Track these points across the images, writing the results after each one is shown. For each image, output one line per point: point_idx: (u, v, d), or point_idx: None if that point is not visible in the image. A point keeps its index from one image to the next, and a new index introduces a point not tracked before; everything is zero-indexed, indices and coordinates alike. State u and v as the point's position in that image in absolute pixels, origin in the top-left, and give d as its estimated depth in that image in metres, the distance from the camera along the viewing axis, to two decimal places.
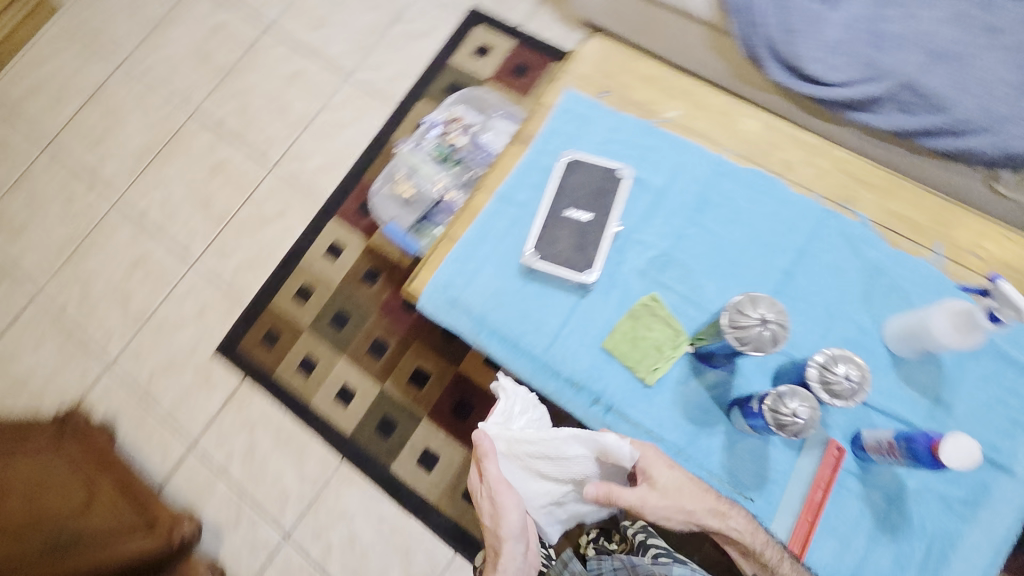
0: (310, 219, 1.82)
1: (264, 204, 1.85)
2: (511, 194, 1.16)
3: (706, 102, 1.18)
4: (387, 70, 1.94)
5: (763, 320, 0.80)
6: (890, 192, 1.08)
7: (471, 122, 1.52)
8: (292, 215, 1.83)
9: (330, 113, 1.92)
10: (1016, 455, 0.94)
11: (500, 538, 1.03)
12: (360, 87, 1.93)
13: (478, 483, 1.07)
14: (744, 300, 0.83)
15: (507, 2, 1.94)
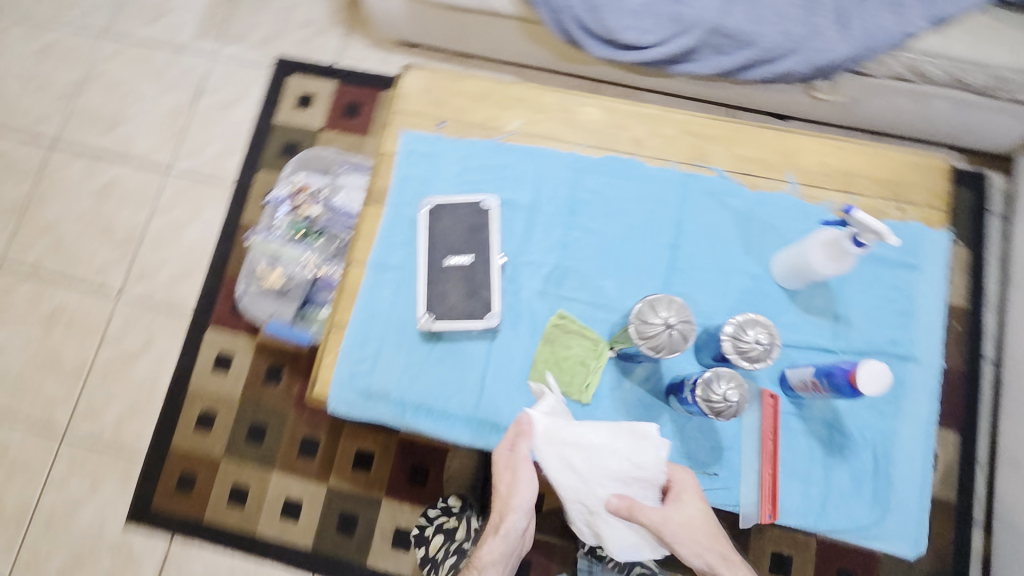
0: (182, 338, 1.62)
1: (123, 340, 1.63)
2: (385, 260, 1.10)
3: (542, 103, 1.16)
4: (209, 151, 1.75)
5: (668, 324, 0.78)
6: (735, 139, 1.12)
7: (318, 187, 1.39)
8: (160, 341, 1.62)
9: (162, 217, 1.71)
10: (914, 342, 1.03)
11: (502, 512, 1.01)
12: (185, 178, 1.73)
13: (501, 458, 0.96)
14: (645, 306, 0.81)
15: (312, 42, 1.80)
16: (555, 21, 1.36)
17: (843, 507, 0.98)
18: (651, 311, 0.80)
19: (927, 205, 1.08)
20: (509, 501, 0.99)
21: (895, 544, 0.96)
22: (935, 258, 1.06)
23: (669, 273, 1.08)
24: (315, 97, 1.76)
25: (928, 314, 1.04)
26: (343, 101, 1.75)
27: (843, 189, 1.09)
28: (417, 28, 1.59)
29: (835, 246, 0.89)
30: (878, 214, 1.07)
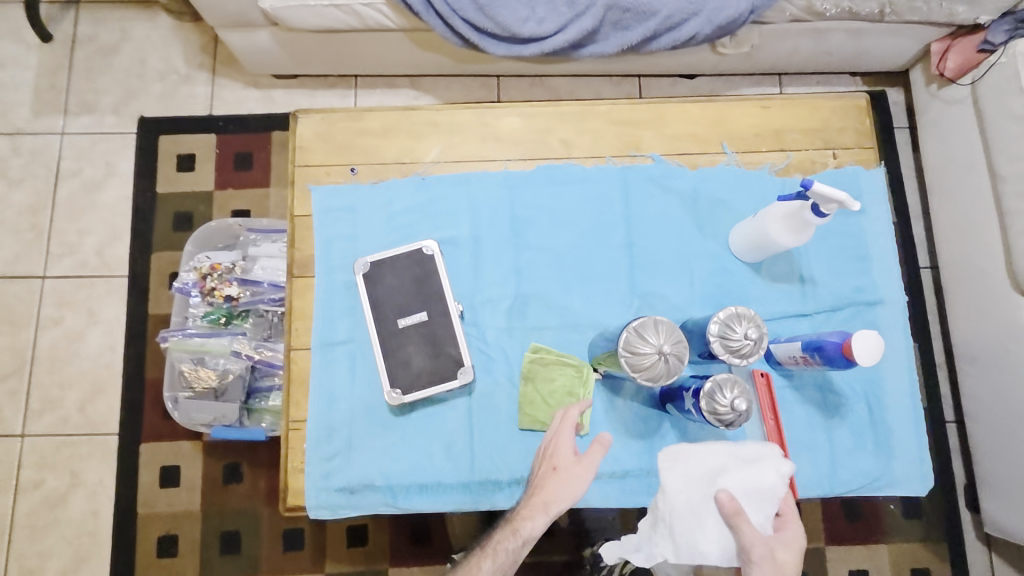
0: (115, 461, 1.42)
1: (45, 482, 1.41)
2: (329, 338, 0.98)
3: (456, 124, 1.05)
4: (86, 243, 1.51)
5: (662, 351, 0.73)
6: (664, 119, 1.07)
7: (228, 263, 1.21)
8: (90, 471, 1.42)
9: (50, 331, 1.47)
10: (877, 284, 1.03)
11: (551, 494, 0.78)
12: (66, 281, 1.49)
13: (561, 432, 0.83)
14: (632, 335, 0.74)
15: (173, 93, 1.57)
16: (447, 24, 1.23)
17: (852, 463, 0.98)
18: (639, 340, 0.74)
19: (858, 146, 1.07)
20: (564, 488, 0.77)
21: (905, 486, 0.98)
22: (877, 195, 1.06)
23: (633, 274, 1.02)
24: (195, 155, 1.54)
25: (884, 253, 1.04)
26: (228, 153, 1.53)
27: (778, 148, 1.07)
28: (295, 57, 1.41)
29: (797, 219, 0.85)
30: (817, 166, 1.06)
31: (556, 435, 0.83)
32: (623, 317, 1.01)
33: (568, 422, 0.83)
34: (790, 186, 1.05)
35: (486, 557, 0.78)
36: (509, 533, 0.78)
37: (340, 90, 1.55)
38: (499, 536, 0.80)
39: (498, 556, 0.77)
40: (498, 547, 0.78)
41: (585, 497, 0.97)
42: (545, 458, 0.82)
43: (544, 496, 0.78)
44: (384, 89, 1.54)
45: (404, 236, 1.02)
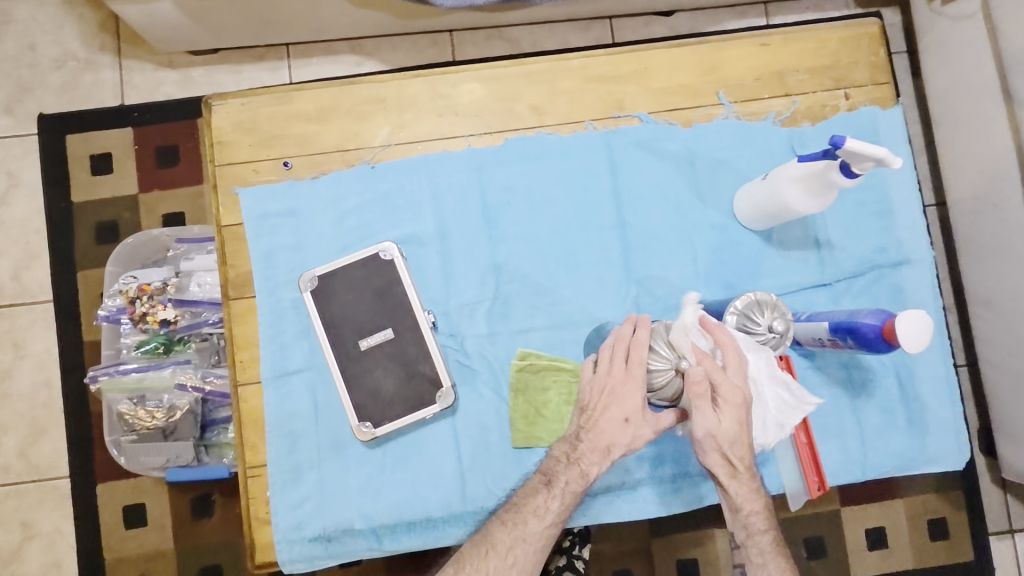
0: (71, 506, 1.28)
1: None
2: (282, 368, 0.83)
3: (406, 96, 0.88)
4: None
5: (679, 365, 0.67)
6: (650, 69, 0.90)
7: (159, 282, 1.04)
8: (44, 520, 1.28)
9: None
10: (902, 242, 0.91)
11: (617, 437, 0.71)
12: None
13: (628, 373, 0.70)
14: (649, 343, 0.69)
15: (71, 81, 1.33)
16: None
17: (883, 444, 0.89)
18: (654, 350, 0.69)
19: (871, 83, 0.93)
20: (635, 439, 0.71)
21: (940, 463, 0.89)
22: (896, 138, 0.92)
23: (628, 257, 0.89)
24: (111, 154, 1.32)
25: (907, 204, 0.91)
26: (149, 149, 1.32)
27: (782, 93, 0.92)
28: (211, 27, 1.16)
29: (819, 181, 0.71)
30: (828, 111, 0.92)
31: (620, 377, 0.70)
32: (620, 308, 0.87)
33: (638, 367, 0.69)
34: (798, 138, 0.91)
35: (554, 493, 0.74)
36: (574, 469, 0.74)
37: (270, 61, 1.33)
38: (554, 473, 0.75)
39: (567, 494, 0.74)
40: (563, 480, 0.74)
41: (593, 514, 0.86)
42: (607, 400, 0.71)
43: (610, 442, 0.71)
44: (321, 56, 1.32)
45: (356, 238, 0.86)
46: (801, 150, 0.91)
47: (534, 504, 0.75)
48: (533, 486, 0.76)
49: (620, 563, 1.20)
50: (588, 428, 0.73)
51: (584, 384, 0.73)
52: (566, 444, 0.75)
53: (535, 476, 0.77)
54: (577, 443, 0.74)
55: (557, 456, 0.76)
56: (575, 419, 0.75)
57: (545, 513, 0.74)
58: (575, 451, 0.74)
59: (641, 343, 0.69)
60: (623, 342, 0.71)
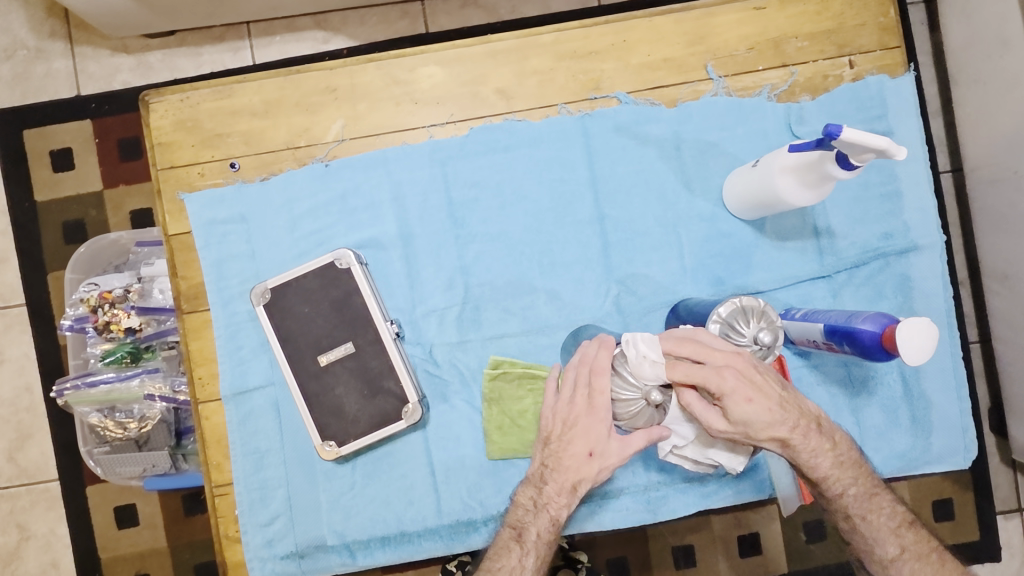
0: (53, 523, 1.20)
1: None
2: (242, 384, 0.79)
3: (359, 85, 0.80)
4: None
5: (648, 394, 0.60)
6: (629, 42, 0.81)
7: (121, 289, 0.98)
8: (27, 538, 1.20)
9: None
10: (911, 227, 0.83)
11: (582, 473, 0.67)
12: None
13: (584, 405, 0.64)
14: (612, 368, 0.62)
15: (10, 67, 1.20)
16: None
17: (883, 445, 0.84)
18: (620, 377, 0.62)
19: (879, 47, 0.83)
20: (600, 473, 0.66)
21: (946, 462, 0.84)
22: (906, 109, 0.83)
23: (607, 254, 0.82)
24: (71, 149, 1.20)
25: (916, 182, 0.83)
26: (110, 142, 1.19)
27: (779, 64, 0.82)
28: (159, 10, 1.03)
29: (814, 172, 0.64)
30: (829, 82, 0.83)
31: (581, 407, 0.65)
32: (600, 310, 0.81)
33: (600, 396, 0.63)
34: (797, 115, 0.82)
35: (528, 548, 0.69)
36: (543, 516, 0.69)
37: (230, 42, 1.20)
38: (525, 520, 0.70)
39: (540, 546, 0.69)
40: (534, 531, 0.69)
41: (576, 524, 0.82)
42: (567, 433, 0.66)
43: (575, 480, 0.67)
44: (284, 34, 1.19)
45: (313, 244, 0.80)
46: (799, 128, 0.82)
47: (508, 566, 0.68)
48: (504, 544, 0.69)
49: (617, 552, 1.10)
50: (552, 467, 0.69)
51: (546, 410, 0.69)
52: (532, 487, 0.71)
53: (504, 530, 0.71)
54: (543, 484, 0.70)
55: (524, 505, 0.71)
56: (539, 454, 0.70)
57: (522, 572, 0.68)
58: (542, 494, 0.70)
59: (603, 368, 0.62)
60: (586, 366, 0.64)
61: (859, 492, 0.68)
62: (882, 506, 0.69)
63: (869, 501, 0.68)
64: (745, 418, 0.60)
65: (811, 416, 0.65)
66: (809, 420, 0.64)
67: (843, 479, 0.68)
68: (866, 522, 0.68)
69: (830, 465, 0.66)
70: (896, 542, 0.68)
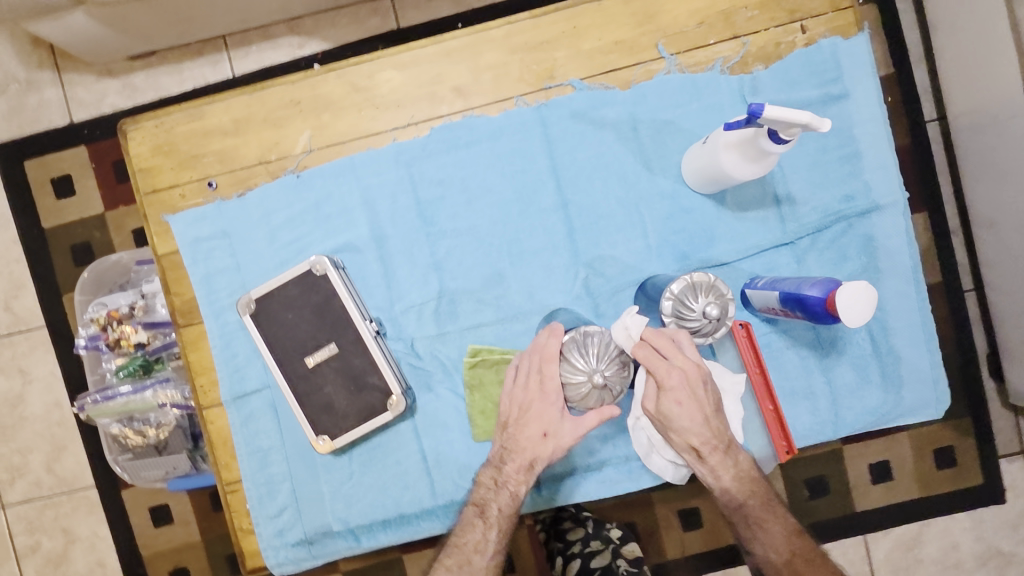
0: (95, 526, 1.29)
1: (33, 559, 1.30)
2: (241, 389, 0.85)
3: (322, 95, 0.83)
4: None
5: (593, 376, 0.67)
6: (580, 28, 0.82)
7: (127, 307, 1.05)
8: (73, 540, 1.30)
9: None
10: (871, 188, 0.84)
11: (538, 452, 0.74)
12: None
13: (535, 392, 0.72)
14: (562, 354, 0.69)
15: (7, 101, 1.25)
16: None
17: (856, 402, 0.86)
18: (569, 362, 0.68)
19: (831, 9, 0.82)
20: (555, 451, 0.73)
21: (919, 414, 0.86)
22: (861, 70, 0.83)
23: (573, 239, 0.85)
24: (71, 175, 1.25)
25: (876, 143, 0.83)
26: (106, 165, 1.25)
27: (730, 36, 0.83)
28: (134, 33, 1.06)
29: (752, 148, 0.66)
30: (782, 49, 0.83)
31: (535, 392, 0.72)
32: (570, 293, 0.85)
33: (551, 381, 0.70)
34: (750, 86, 0.83)
35: (489, 523, 0.77)
36: (504, 494, 0.77)
37: (209, 56, 1.23)
38: (488, 498, 0.77)
39: (500, 521, 0.76)
40: (495, 507, 0.77)
41: (562, 496, 0.86)
42: (524, 417, 0.74)
43: (532, 458, 0.74)
44: (260, 43, 1.21)
45: (293, 253, 0.85)
46: (753, 98, 0.83)
47: (473, 541, 0.76)
48: (468, 521, 0.77)
49: (625, 518, 1.14)
50: (510, 449, 0.76)
51: (504, 397, 0.76)
52: (492, 468, 0.78)
53: (468, 507, 0.78)
54: (502, 464, 0.76)
55: (485, 484, 0.78)
56: (498, 437, 0.77)
57: (486, 545, 0.76)
58: (502, 473, 0.76)
59: (553, 354, 0.70)
60: (538, 353, 0.71)
61: (758, 501, 0.78)
62: (779, 515, 0.78)
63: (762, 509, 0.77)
64: (670, 412, 0.72)
65: (725, 438, 0.75)
66: (720, 439, 0.75)
67: (742, 491, 0.77)
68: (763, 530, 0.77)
69: (730, 477, 0.76)
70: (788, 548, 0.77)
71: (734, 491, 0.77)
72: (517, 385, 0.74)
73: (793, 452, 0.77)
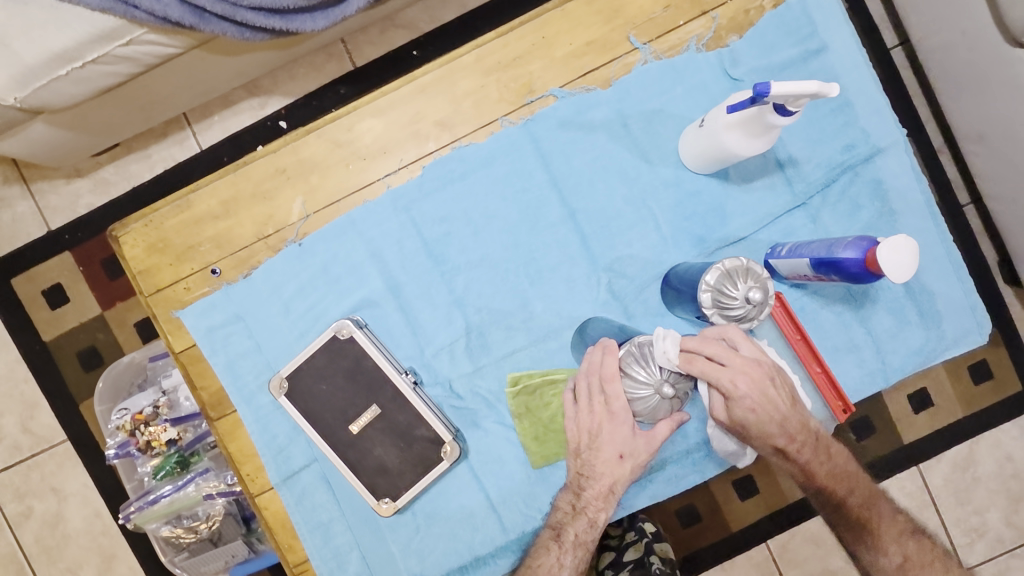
0: None
1: None
2: (289, 469, 0.83)
3: (306, 158, 0.81)
4: None
5: (660, 388, 0.67)
6: (549, 37, 0.81)
7: (149, 407, 1.02)
8: None
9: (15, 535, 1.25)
10: (869, 133, 0.83)
11: (616, 476, 0.75)
12: None
13: (598, 411, 0.73)
14: (621, 371, 0.69)
15: None
16: (238, 21, 0.83)
17: (900, 345, 0.86)
18: (630, 377, 0.69)
19: None
20: (633, 471, 0.74)
21: (964, 343, 0.86)
22: (833, 20, 0.83)
23: (588, 246, 0.84)
24: (60, 285, 1.22)
25: (863, 88, 0.83)
26: (94, 266, 1.21)
27: (699, 13, 0.82)
28: (98, 132, 1.03)
29: (757, 124, 0.65)
30: (752, 15, 0.83)
31: (601, 413, 0.72)
32: (597, 301, 0.84)
33: (616, 400, 0.70)
34: (729, 58, 0.83)
35: (565, 547, 0.76)
36: (582, 519, 0.76)
37: (174, 135, 1.19)
38: (567, 524, 0.77)
39: (579, 546, 0.76)
40: (572, 532, 0.76)
41: (629, 503, 0.85)
42: (595, 440, 0.74)
43: (612, 482, 0.75)
44: (221, 112, 1.18)
45: (310, 321, 0.83)
46: (735, 70, 0.83)
47: (548, 564, 0.75)
48: (544, 544, 0.77)
49: (684, 501, 1.13)
50: (586, 475, 0.76)
51: (570, 423, 0.76)
52: (570, 493, 0.78)
53: (543, 531, 0.78)
54: (580, 490, 0.77)
55: (563, 508, 0.78)
56: (572, 464, 0.77)
57: (561, 569, 0.75)
58: (580, 499, 0.77)
59: (612, 374, 0.70)
60: (596, 374, 0.71)
61: (862, 501, 0.78)
62: (882, 514, 0.79)
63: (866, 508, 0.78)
64: (741, 415, 0.70)
65: (811, 433, 0.74)
66: (805, 434, 0.73)
67: (843, 490, 0.77)
68: (870, 530, 0.78)
69: (828, 475, 0.76)
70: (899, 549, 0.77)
71: (836, 490, 0.77)
72: (580, 412, 0.74)
73: (850, 410, 0.77)
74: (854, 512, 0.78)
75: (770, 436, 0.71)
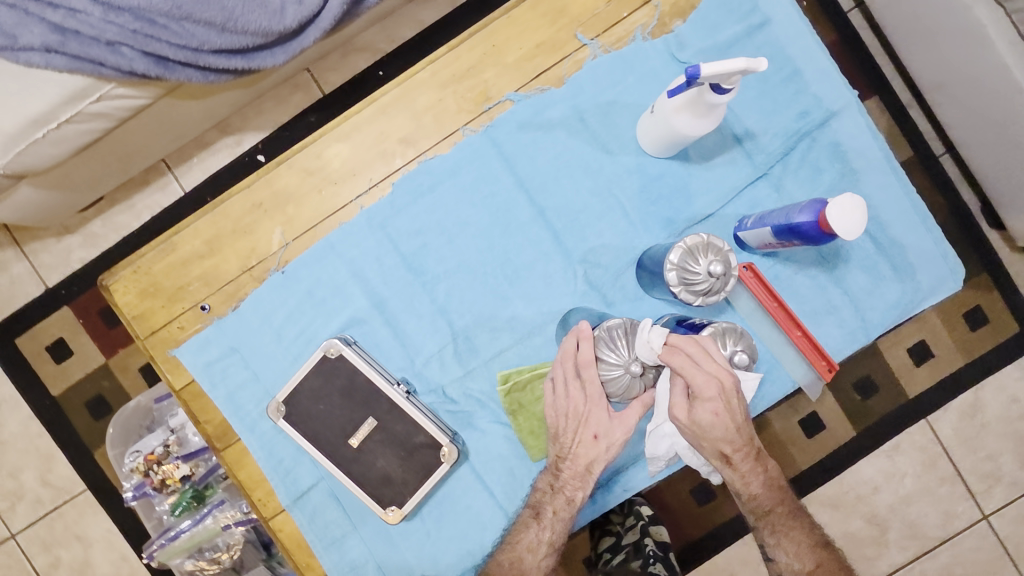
0: None
1: None
2: (298, 489, 0.86)
3: (280, 189, 0.84)
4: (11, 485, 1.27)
5: (630, 366, 0.72)
6: (499, 45, 0.83)
7: (160, 447, 1.05)
8: None
9: None
10: (820, 98, 0.86)
11: (592, 456, 0.77)
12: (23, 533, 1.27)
13: (576, 400, 0.76)
14: (596, 356, 0.73)
15: None
16: (201, 66, 0.87)
17: (878, 300, 0.87)
18: (604, 360, 0.72)
19: None
20: (609, 450, 0.76)
21: (940, 292, 0.88)
22: None
23: (560, 241, 0.86)
24: (62, 338, 1.25)
25: (809, 56, 0.85)
26: (93, 317, 1.25)
27: (641, 3, 0.84)
28: (84, 187, 1.07)
29: (701, 104, 0.68)
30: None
31: (578, 398, 0.76)
32: (575, 293, 0.86)
33: (591, 384, 0.74)
34: (676, 43, 0.85)
35: (544, 524, 0.79)
36: (560, 497, 0.79)
37: (155, 181, 1.23)
38: (546, 502, 0.80)
39: (556, 523, 0.79)
40: (551, 509, 0.79)
41: (633, 485, 0.87)
42: (575, 422, 0.76)
43: (587, 462, 0.77)
44: (198, 154, 1.21)
45: (303, 345, 0.86)
46: (682, 53, 0.85)
47: (526, 540, 0.79)
48: (525, 521, 0.80)
49: (694, 481, 1.14)
50: (564, 457, 0.78)
51: (550, 409, 0.78)
52: (548, 474, 0.81)
53: (524, 509, 0.81)
54: (558, 471, 0.79)
55: (542, 488, 0.81)
56: (551, 448, 0.80)
57: (540, 544, 0.79)
58: (558, 479, 0.79)
59: (587, 358, 0.73)
60: (571, 359, 0.75)
61: (784, 511, 0.79)
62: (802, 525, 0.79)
63: (787, 520, 0.79)
64: (702, 418, 0.72)
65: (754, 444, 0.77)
66: (749, 445, 0.76)
67: (769, 498, 0.79)
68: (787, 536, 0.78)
69: (760, 484, 0.78)
70: (811, 558, 0.78)
71: (764, 497, 0.79)
72: (564, 403, 0.77)
73: (835, 368, 0.79)
74: (773, 518, 0.79)
75: (720, 441, 0.73)
